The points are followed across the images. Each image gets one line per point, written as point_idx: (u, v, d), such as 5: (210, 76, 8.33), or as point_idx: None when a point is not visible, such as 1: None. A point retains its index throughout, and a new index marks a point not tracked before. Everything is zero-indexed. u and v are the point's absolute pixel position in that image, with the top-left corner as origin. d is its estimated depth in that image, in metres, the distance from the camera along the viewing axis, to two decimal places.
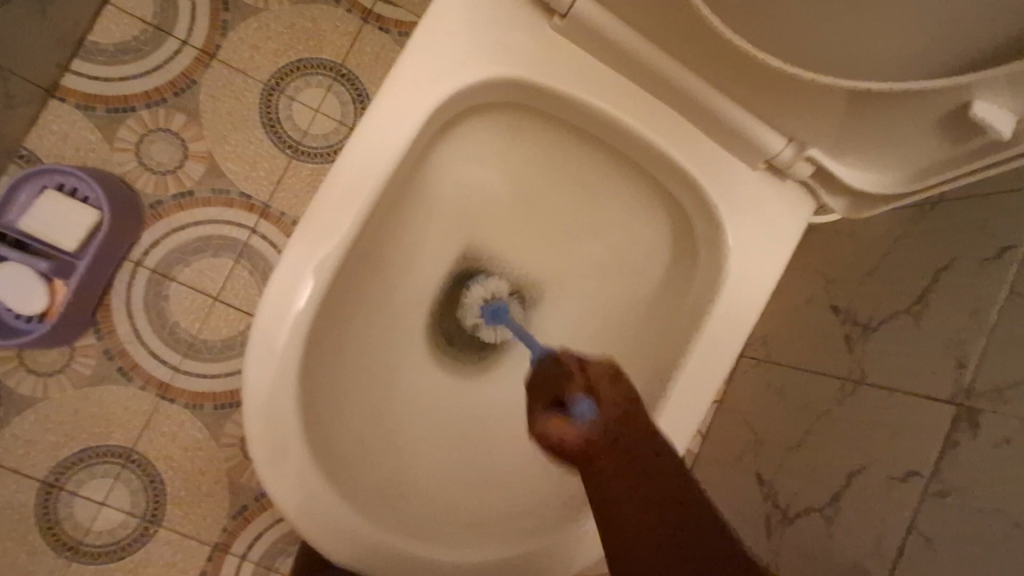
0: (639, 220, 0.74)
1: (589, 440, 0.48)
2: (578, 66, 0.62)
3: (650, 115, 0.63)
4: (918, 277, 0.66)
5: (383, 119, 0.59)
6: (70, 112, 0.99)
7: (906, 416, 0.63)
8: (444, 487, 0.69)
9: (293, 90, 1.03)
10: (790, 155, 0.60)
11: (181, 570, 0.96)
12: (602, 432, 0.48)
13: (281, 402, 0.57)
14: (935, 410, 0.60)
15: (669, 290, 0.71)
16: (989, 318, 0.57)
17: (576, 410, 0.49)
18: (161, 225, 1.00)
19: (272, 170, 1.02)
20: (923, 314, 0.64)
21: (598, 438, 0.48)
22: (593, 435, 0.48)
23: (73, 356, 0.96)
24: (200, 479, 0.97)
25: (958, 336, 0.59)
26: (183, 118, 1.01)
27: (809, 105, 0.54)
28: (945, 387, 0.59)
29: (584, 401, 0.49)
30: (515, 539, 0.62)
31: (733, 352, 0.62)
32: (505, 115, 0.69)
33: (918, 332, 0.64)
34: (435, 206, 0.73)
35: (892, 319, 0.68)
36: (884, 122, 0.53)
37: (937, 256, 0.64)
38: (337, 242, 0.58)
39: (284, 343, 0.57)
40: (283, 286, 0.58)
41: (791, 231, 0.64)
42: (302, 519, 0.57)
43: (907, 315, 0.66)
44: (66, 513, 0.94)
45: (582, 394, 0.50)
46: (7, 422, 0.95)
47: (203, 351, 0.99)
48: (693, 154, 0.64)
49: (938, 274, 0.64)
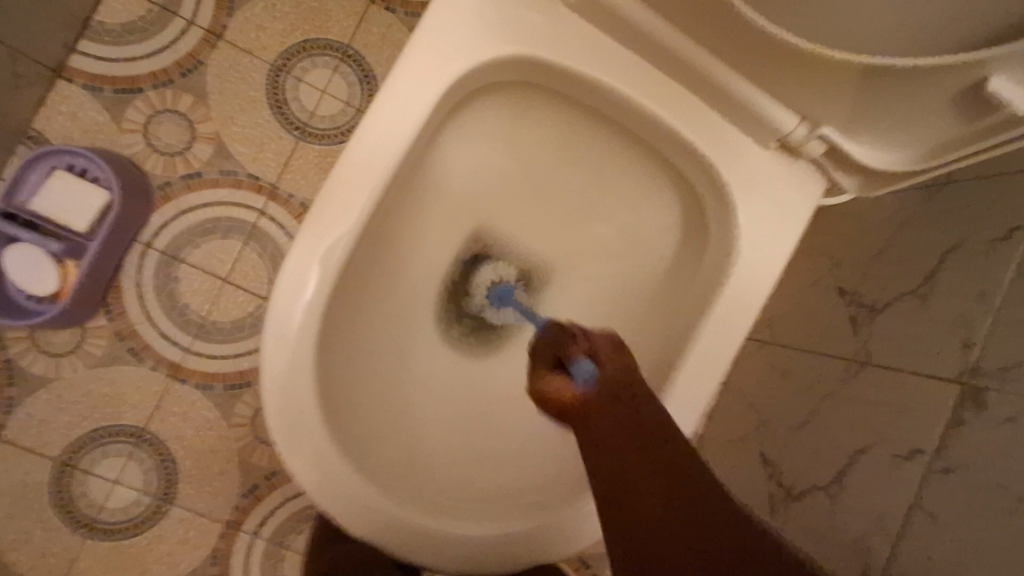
0: (649, 201, 0.74)
1: (581, 396, 0.52)
2: (589, 44, 0.62)
3: (662, 94, 0.63)
4: (925, 257, 0.67)
5: (397, 99, 0.60)
6: (78, 93, 0.99)
7: (911, 395, 0.64)
8: (456, 464, 0.70)
9: (300, 71, 1.03)
10: (802, 134, 0.60)
11: (194, 547, 0.97)
12: (597, 390, 0.51)
13: (296, 381, 0.58)
14: (941, 389, 0.61)
15: (679, 271, 0.72)
16: (997, 297, 0.57)
17: (576, 369, 0.54)
18: (169, 207, 1.00)
19: (279, 153, 1.02)
20: (930, 293, 0.65)
21: (593, 393, 0.51)
22: (589, 393, 0.52)
23: (84, 336, 0.97)
24: (211, 458, 0.98)
25: (966, 314, 0.60)
26: (190, 100, 1.01)
27: (823, 83, 0.54)
28: (951, 366, 0.60)
29: (585, 363, 0.54)
30: (525, 514, 0.64)
31: (742, 333, 0.62)
32: (516, 94, 0.69)
33: (925, 311, 0.65)
34: (445, 188, 0.73)
35: (899, 300, 0.69)
36: (898, 99, 0.53)
37: (945, 236, 0.65)
38: (352, 221, 0.58)
39: (299, 323, 0.58)
40: (298, 267, 0.58)
41: (801, 210, 0.64)
42: (320, 494, 0.58)
43: (914, 295, 0.67)
44: (80, 490, 0.96)
45: (583, 356, 0.55)
46: (20, 401, 0.96)
47: (213, 332, 1.00)
48: (704, 132, 0.64)
49: (946, 254, 0.64)
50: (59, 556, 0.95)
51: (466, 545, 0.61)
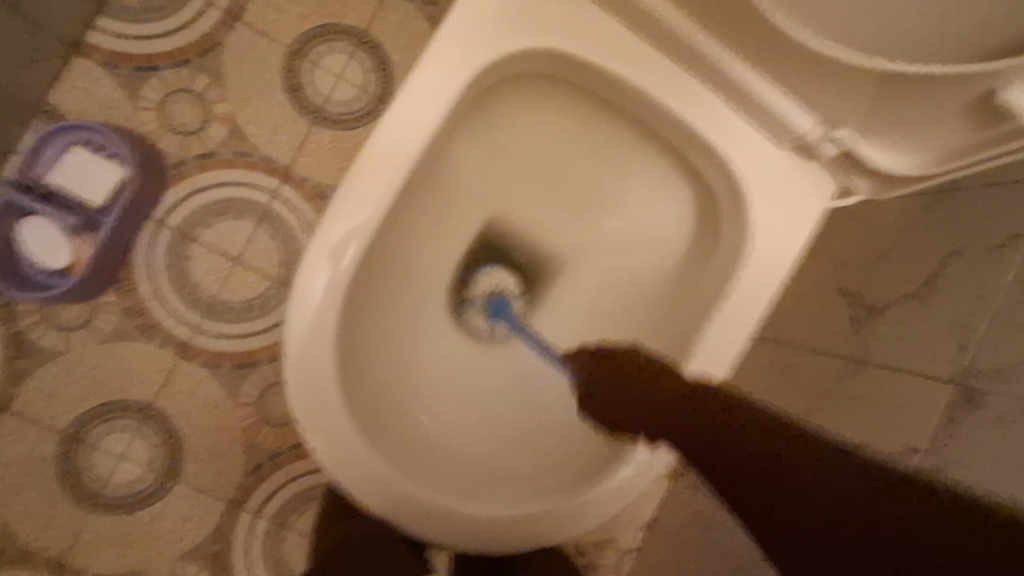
0: (664, 196, 0.76)
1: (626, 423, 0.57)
2: (613, 38, 0.63)
3: (683, 91, 0.64)
4: (927, 260, 0.68)
5: (426, 86, 0.61)
6: (94, 69, 0.99)
7: (905, 394, 0.66)
8: (465, 447, 0.71)
9: (316, 56, 1.04)
10: (819, 136, 0.62)
11: (198, 523, 0.99)
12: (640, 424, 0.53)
13: (318, 359, 0.60)
14: (935, 388, 0.63)
15: (690, 266, 0.74)
16: (993, 303, 0.59)
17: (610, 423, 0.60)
18: (182, 186, 1.00)
19: (294, 136, 1.03)
20: (930, 297, 0.67)
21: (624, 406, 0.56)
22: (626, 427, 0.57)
23: (96, 311, 0.98)
24: (217, 436, 0.99)
25: (962, 319, 0.62)
26: (206, 80, 1.01)
27: (839, 87, 0.56)
28: (946, 367, 0.62)
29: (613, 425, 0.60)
30: (536, 496, 0.66)
31: (745, 329, 0.65)
32: (538, 88, 0.71)
33: (924, 313, 0.67)
34: (464, 175, 0.75)
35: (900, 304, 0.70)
36: (912, 100, 0.54)
37: (948, 241, 0.66)
38: (379, 205, 0.60)
39: (322, 300, 0.60)
40: (324, 247, 0.60)
41: (813, 211, 0.66)
42: (337, 466, 0.60)
43: (913, 299, 0.69)
44: (85, 463, 0.97)
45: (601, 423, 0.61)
46: (30, 374, 0.97)
47: (223, 311, 1.00)
48: (722, 129, 0.65)
49: (947, 259, 0.66)
50: (64, 528, 0.96)
51: (473, 523, 0.63)
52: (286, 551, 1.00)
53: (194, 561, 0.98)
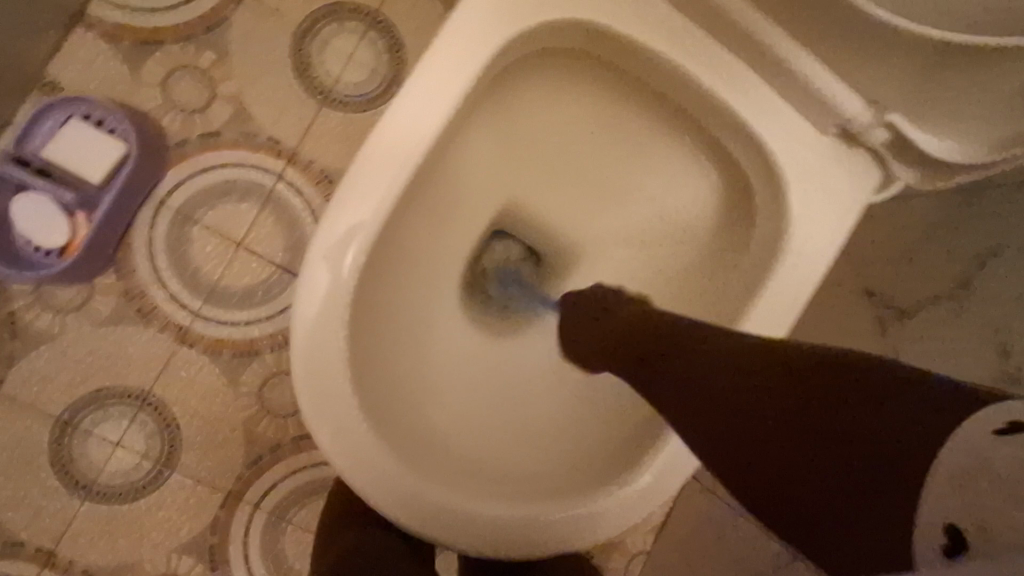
0: (694, 184, 0.72)
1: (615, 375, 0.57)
2: (645, 11, 0.59)
3: (720, 70, 0.61)
4: (959, 260, 0.65)
5: (446, 56, 0.57)
6: (96, 42, 0.96)
7: None
8: (477, 445, 0.67)
9: (326, 35, 1.00)
10: (868, 121, 0.58)
11: (194, 516, 0.95)
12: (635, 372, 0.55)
13: (326, 344, 0.57)
14: None
15: (719, 259, 0.70)
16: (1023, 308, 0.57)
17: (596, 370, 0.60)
18: (185, 166, 0.97)
19: (301, 117, 0.99)
20: (965, 300, 0.63)
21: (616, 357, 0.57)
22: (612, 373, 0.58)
23: (93, 294, 0.95)
24: (216, 426, 0.96)
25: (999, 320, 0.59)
26: (212, 56, 0.98)
27: (891, 64, 0.52)
28: (983, 371, 0.59)
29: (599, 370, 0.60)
30: (553, 498, 0.61)
31: (785, 325, 0.61)
32: (564, 65, 0.67)
33: (960, 316, 0.63)
34: (483, 158, 0.72)
35: (934, 304, 0.67)
36: (969, 77, 0.50)
37: (982, 239, 0.63)
38: (396, 182, 0.57)
39: (333, 282, 0.57)
40: (337, 225, 0.57)
41: (858, 202, 0.62)
42: (343, 459, 0.57)
43: (949, 302, 0.65)
44: (79, 451, 0.93)
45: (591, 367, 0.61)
46: (23, 357, 0.93)
47: (225, 297, 0.97)
48: (760, 112, 0.61)
49: (984, 259, 0.62)
50: (56, 517, 0.93)
51: (483, 526, 0.58)
52: (285, 547, 0.97)
53: (190, 555, 0.95)
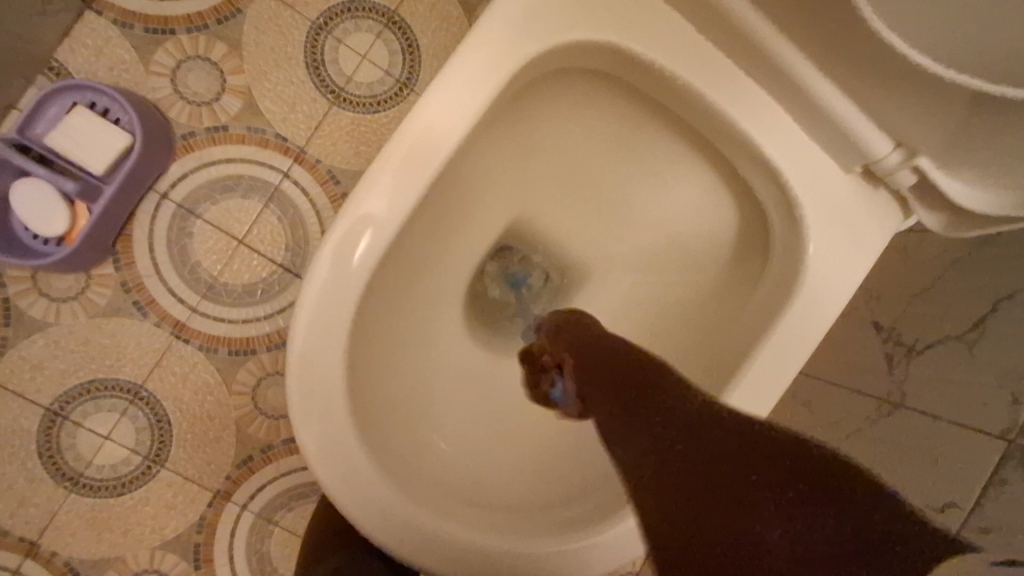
0: (710, 211, 0.70)
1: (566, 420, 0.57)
2: (670, 35, 0.58)
3: (746, 99, 0.59)
4: (977, 303, 0.62)
5: (467, 71, 0.55)
6: (108, 28, 0.94)
7: (947, 447, 0.61)
8: (469, 466, 0.66)
9: (341, 33, 0.98)
10: (894, 162, 0.57)
11: (180, 513, 0.94)
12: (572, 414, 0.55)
13: (325, 357, 0.55)
14: (981, 445, 0.57)
15: (730, 289, 0.69)
16: None
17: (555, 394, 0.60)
18: (190, 158, 0.95)
19: (311, 115, 0.97)
20: (976, 344, 0.60)
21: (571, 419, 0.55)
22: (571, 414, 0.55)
23: (89, 283, 0.93)
24: (207, 424, 0.94)
25: (1014, 369, 0.56)
26: (224, 49, 0.96)
27: (922, 107, 0.51)
28: (995, 422, 0.56)
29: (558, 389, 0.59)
30: (544, 530, 0.59)
31: (798, 364, 0.59)
32: (587, 86, 0.66)
33: (970, 362, 0.60)
34: (497, 171, 0.70)
35: (941, 344, 0.64)
36: (1002, 135, 0.47)
37: (1003, 282, 0.60)
38: (406, 198, 0.55)
39: (337, 295, 0.56)
40: (344, 237, 0.55)
41: (875, 243, 0.61)
42: (333, 482, 0.55)
43: (958, 343, 0.62)
44: (67, 443, 0.92)
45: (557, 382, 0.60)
46: (15, 344, 0.92)
47: (223, 294, 0.95)
48: (784, 144, 0.60)
49: (999, 302, 0.59)
50: (40, 506, 0.92)
51: (475, 554, 0.57)
52: (270, 550, 0.95)
53: (174, 553, 0.94)
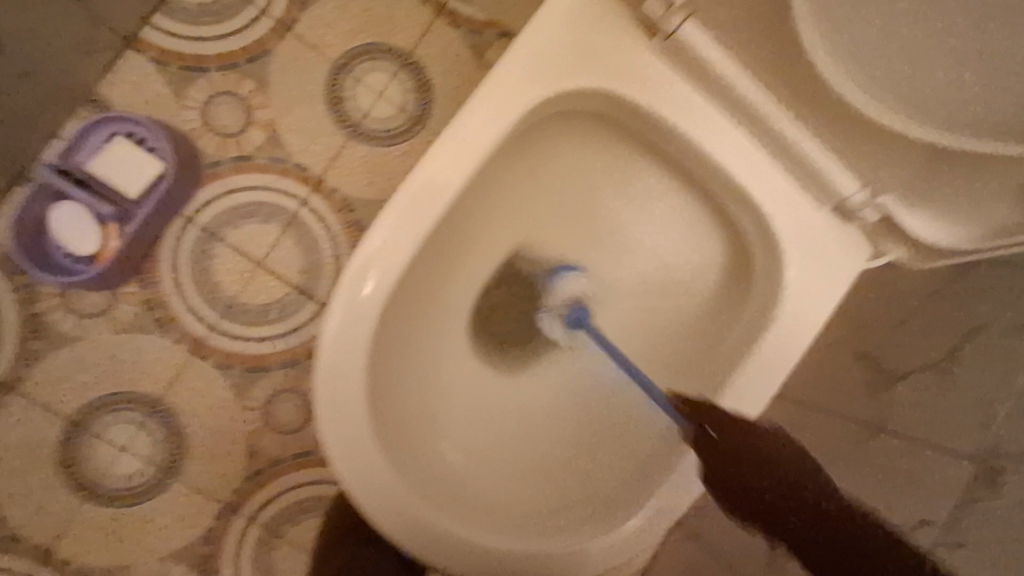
0: (698, 240, 0.77)
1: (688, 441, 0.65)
2: (661, 82, 0.64)
3: (731, 140, 0.66)
4: None
5: (483, 111, 0.62)
6: (146, 64, 1.02)
7: None
8: (475, 475, 0.71)
9: (359, 73, 1.05)
10: (861, 200, 0.63)
11: (190, 524, 0.97)
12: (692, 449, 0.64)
13: (349, 366, 0.60)
14: None
15: (719, 314, 0.74)
16: None
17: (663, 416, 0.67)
18: (215, 185, 1.02)
19: (329, 147, 1.04)
20: None
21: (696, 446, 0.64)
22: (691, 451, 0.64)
23: (116, 300, 0.99)
24: (220, 438, 0.99)
25: None
26: (251, 85, 1.03)
27: (885, 150, 0.58)
28: None
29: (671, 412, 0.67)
30: (548, 534, 0.65)
31: (760, 403, 0.66)
32: (586, 125, 0.72)
33: None
34: (505, 200, 0.76)
35: None
36: (958, 176, 0.54)
37: None
38: (425, 223, 0.61)
39: (360, 310, 0.61)
40: (368, 257, 0.61)
41: (848, 272, 0.67)
42: (356, 484, 0.60)
43: None
44: (86, 453, 0.96)
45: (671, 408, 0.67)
46: (43, 356, 0.97)
47: (241, 313, 1.00)
48: (765, 181, 0.66)
49: None
50: (58, 514, 0.95)
51: (483, 554, 0.62)
52: (276, 562, 0.98)
53: (182, 563, 0.97)
